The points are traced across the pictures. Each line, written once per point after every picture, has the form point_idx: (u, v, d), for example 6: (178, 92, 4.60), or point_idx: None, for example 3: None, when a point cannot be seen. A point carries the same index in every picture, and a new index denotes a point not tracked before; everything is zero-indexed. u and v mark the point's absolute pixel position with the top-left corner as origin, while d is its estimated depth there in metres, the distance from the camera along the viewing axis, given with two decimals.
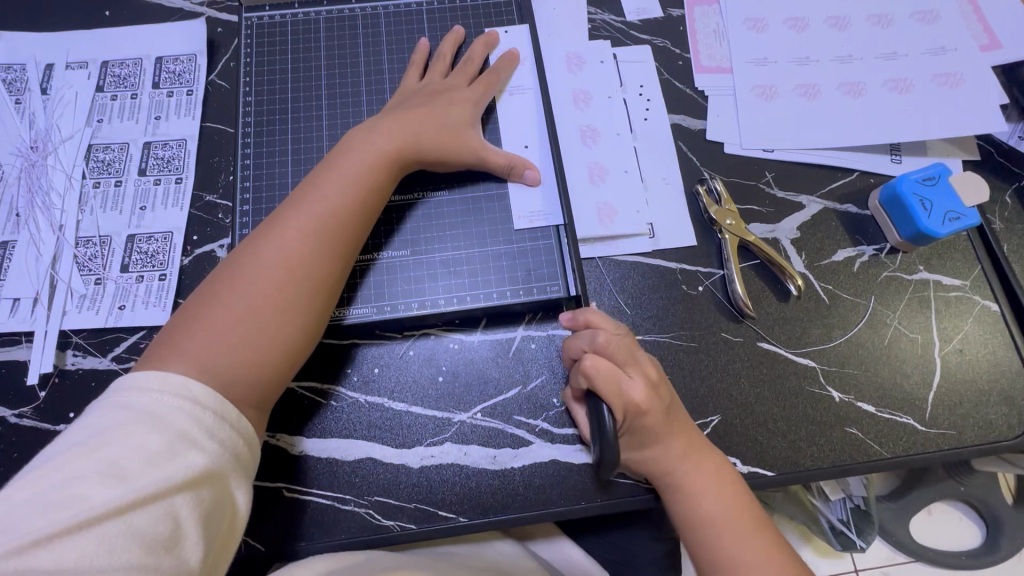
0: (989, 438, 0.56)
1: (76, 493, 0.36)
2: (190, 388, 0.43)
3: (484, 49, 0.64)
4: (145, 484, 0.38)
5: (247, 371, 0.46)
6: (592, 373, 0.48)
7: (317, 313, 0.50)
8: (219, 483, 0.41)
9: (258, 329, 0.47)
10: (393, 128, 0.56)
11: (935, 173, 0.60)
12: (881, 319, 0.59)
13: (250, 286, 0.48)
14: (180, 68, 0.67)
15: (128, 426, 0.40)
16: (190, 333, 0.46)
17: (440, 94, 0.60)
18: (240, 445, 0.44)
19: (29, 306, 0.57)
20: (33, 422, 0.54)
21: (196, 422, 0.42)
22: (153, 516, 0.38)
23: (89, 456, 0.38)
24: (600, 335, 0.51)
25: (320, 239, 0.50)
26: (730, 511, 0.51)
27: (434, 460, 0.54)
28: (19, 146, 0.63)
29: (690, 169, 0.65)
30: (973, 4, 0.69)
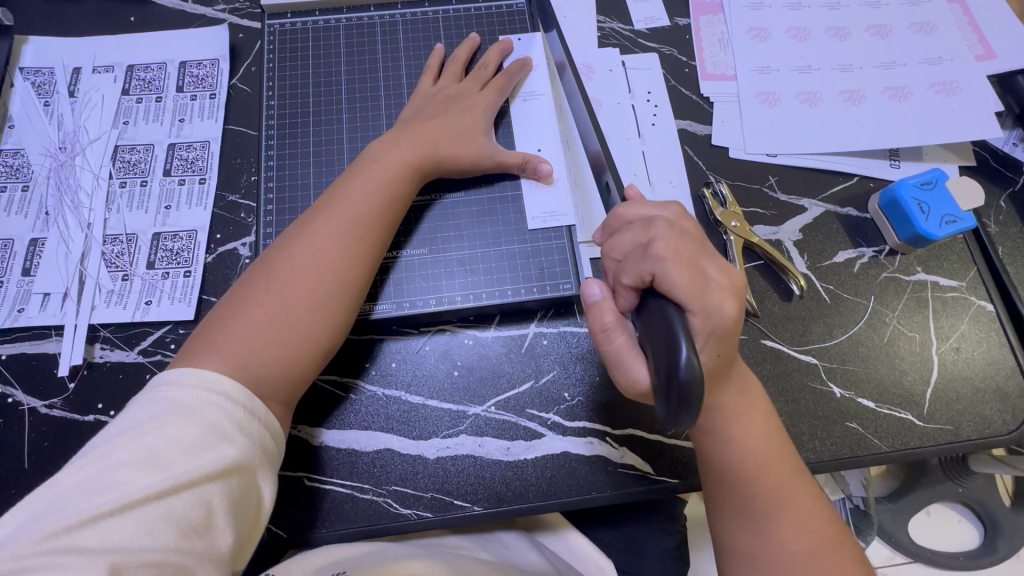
0: (984, 433, 0.58)
1: (117, 479, 0.39)
2: (223, 384, 0.45)
3: (498, 55, 0.66)
4: (182, 472, 0.40)
5: (277, 370, 0.48)
6: (669, 271, 0.43)
7: (345, 315, 0.52)
8: (248, 474, 0.43)
9: (288, 329, 0.49)
10: (414, 136, 0.58)
11: (931, 179, 0.62)
12: (880, 318, 0.62)
13: (282, 288, 0.50)
14: (203, 72, 0.69)
15: (166, 418, 0.42)
16: (224, 331, 0.48)
17: (455, 99, 0.63)
18: (268, 439, 0.46)
19: (59, 301, 0.60)
20: (63, 412, 0.56)
21: (227, 416, 0.43)
22: (187, 503, 0.40)
23: (130, 445, 0.40)
24: (658, 225, 0.46)
25: (348, 245, 0.53)
26: (777, 460, 0.49)
27: (450, 451, 0.56)
28: (48, 147, 0.66)
29: (697, 173, 0.67)
30: (969, 16, 0.72)
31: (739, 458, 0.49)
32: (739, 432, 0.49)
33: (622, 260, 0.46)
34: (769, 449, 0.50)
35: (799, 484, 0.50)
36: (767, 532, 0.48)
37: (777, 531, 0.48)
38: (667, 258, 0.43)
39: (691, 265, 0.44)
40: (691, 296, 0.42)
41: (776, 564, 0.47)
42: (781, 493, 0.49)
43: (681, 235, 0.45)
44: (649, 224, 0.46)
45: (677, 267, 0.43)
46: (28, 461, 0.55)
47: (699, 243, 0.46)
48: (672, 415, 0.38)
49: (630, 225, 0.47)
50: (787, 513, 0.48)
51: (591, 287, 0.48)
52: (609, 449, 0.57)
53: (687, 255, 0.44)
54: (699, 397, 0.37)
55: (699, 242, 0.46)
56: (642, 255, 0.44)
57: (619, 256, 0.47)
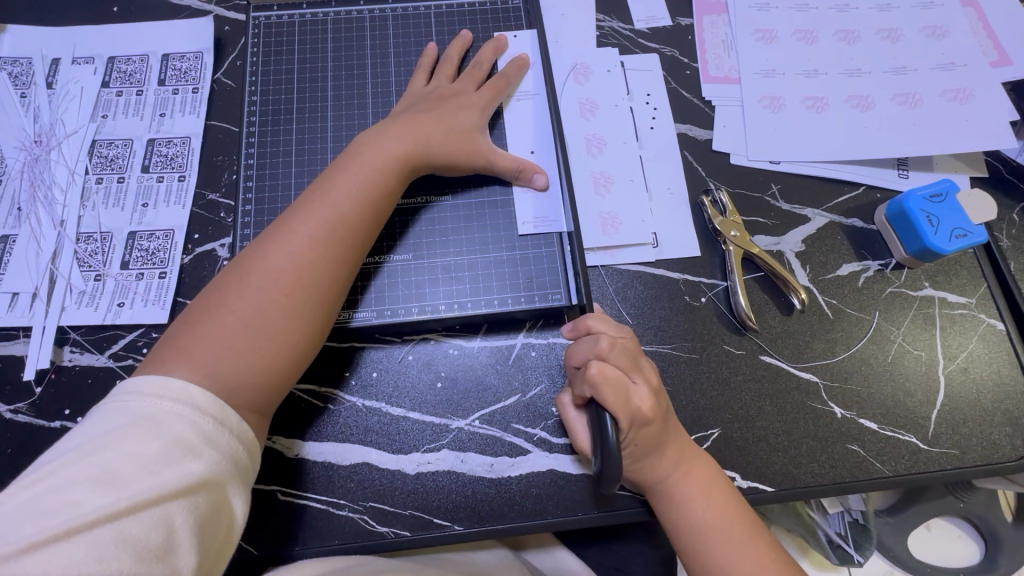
0: (992, 458, 0.56)
1: (67, 499, 0.36)
2: (192, 395, 0.42)
3: (493, 55, 0.64)
4: (141, 490, 0.37)
5: (251, 378, 0.46)
6: (596, 381, 0.47)
7: (323, 319, 0.50)
8: (215, 490, 0.41)
9: (264, 335, 0.47)
10: (402, 131, 0.56)
11: (942, 190, 0.59)
12: (885, 335, 0.59)
13: (257, 291, 0.47)
14: (186, 66, 0.67)
15: (126, 431, 0.39)
16: (195, 337, 0.46)
17: (449, 99, 0.60)
18: (240, 451, 0.43)
19: (28, 301, 0.57)
20: (28, 418, 0.54)
21: (194, 429, 0.41)
22: (146, 523, 0.37)
23: (84, 461, 0.37)
24: (601, 342, 0.50)
25: (329, 245, 0.50)
26: (727, 514, 0.50)
27: (430, 467, 0.54)
28: (23, 140, 0.63)
29: (696, 179, 0.64)
30: (983, 21, 0.69)
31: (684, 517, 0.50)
32: (681, 491, 0.50)
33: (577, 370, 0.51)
34: (716, 505, 0.50)
35: (754, 535, 0.50)
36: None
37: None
38: (596, 379, 0.47)
39: (620, 379, 0.48)
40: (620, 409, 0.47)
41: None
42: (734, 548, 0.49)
43: (617, 353, 0.50)
44: (594, 341, 0.51)
45: (606, 384, 0.47)
46: None
47: (635, 358, 0.51)
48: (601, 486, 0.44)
49: (582, 341, 0.52)
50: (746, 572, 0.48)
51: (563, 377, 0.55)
52: None
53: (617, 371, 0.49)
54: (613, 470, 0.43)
55: (634, 357, 0.51)
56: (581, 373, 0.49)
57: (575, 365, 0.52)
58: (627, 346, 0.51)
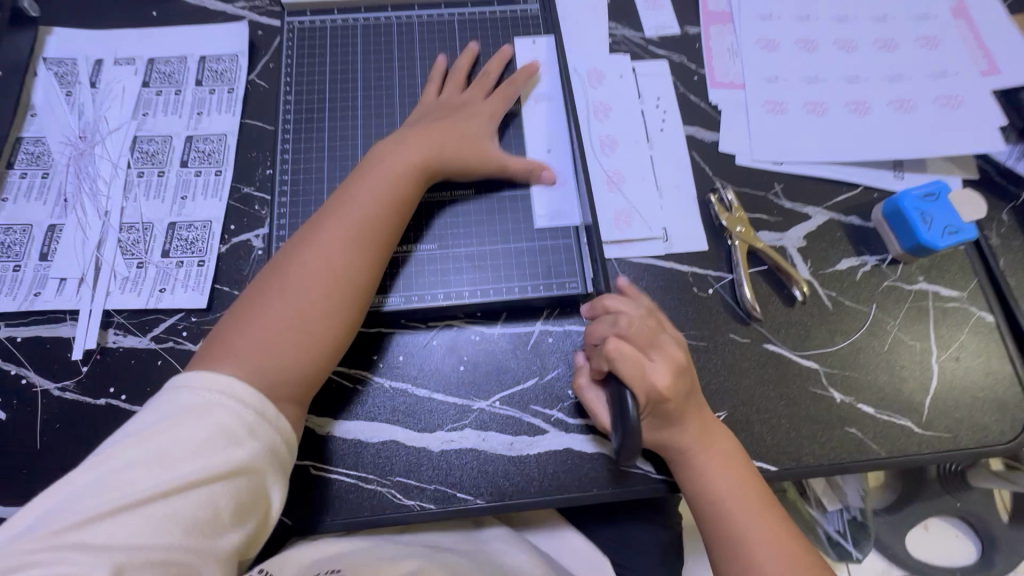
0: (982, 442, 0.59)
1: (126, 478, 0.40)
2: (239, 389, 0.45)
3: (499, 64, 0.68)
4: (189, 473, 0.41)
5: (294, 372, 0.49)
6: (614, 357, 0.52)
7: (357, 313, 0.53)
8: (255, 475, 0.44)
9: (303, 332, 0.50)
10: (419, 139, 0.60)
11: (935, 190, 0.63)
12: (882, 325, 0.63)
13: (293, 292, 0.51)
14: (223, 67, 0.71)
15: (176, 419, 0.43)
16: (240, 337, 0.49)
17: (460, 106, 0.64)
18: (278, 441, 0.46)
19: (74, 286, 0.61)
20: (76, 395, 0.57)
21: (237, 418, 0.44)
22: (193, 503, 0.41)
23: (140, 445, 0.42)
24: (620, 320, 0.54)
25: (358, 244, 0.54)
26: (742, 486, 0.54)
27: (454, 444, 0.57)
28: (68, 136, 0.67)
29: (704, 178, 0.68)
30: (975, 32, 0.73)
31: (705, 486, 0.54)
32: (706, 463, 0.54)
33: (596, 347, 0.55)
34: (733, 477, 0.54)
35: (767, 506, 0.54)
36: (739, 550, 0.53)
37: (748, 550, 0.53)
38: (619, 352, 0.52)
39: (642, 354, 0.53)
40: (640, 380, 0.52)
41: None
42: (748, 516, 0.53)
43: (637, 330, 0.54)
44: (614, 322, 0.55)
45: (629, 356, 0.52)
46: (40, 441, 0.56)
47: (654, 333, 0.55)
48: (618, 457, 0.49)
49: (602, 320, 0.56)
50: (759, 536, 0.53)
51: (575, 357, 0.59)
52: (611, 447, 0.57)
53: (640, 346, 0.53)
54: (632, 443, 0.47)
55: (654, 331, 0.55)
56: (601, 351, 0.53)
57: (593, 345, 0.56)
58: (648, 322, 0.55)
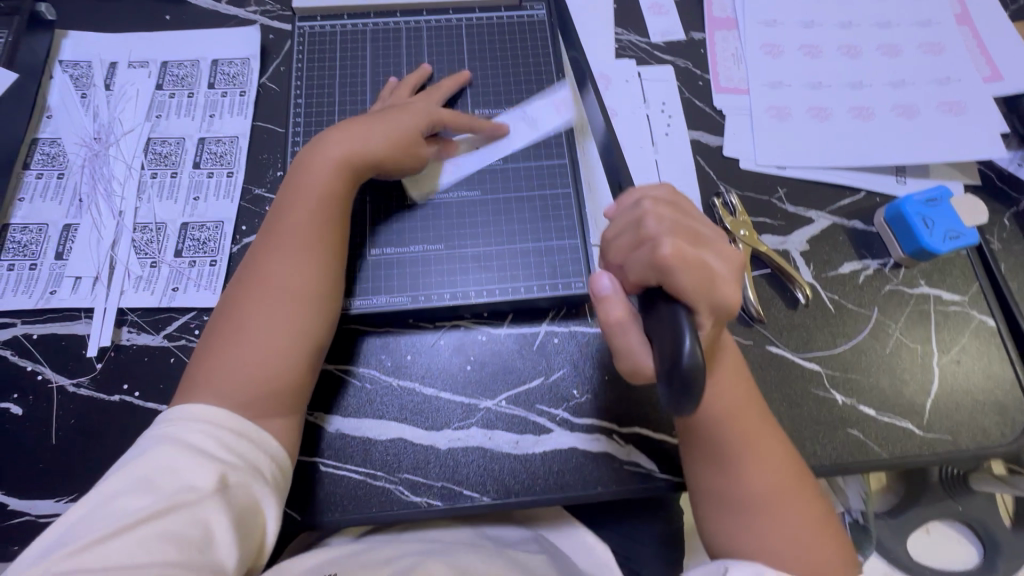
0: (983, 445, 0.60)
1: (117, 505, 0.42)
2: (207, 411, 0.48)
3: (455, 84, 0.67)
4: (176, 493, 0.43)
5: (259, 387, 0.50)
6: (670, 264, 0.41)
7: (315, 319, 0.54)
8: (241, 488, 0.46)
9: (259, 349, 0.51)
10: (341, 138, 0.58)
11: (937, 195, 0.64)
12: (883, 328, 0.63)
13: (245, 318, 0.52)
14: (234, 70, 0.72)
15: (158, 448, 0.45)
16: (203, 367, 0.51)
17: (397, 108, 0.63)
18: (259, 456, 0.48)
19: (89, 285, 0.62)
20: (90, 392, 0.58)
21: (214, 439, 0.46)
22: (183, 520, 0.42)
23: (127, 475, 0.44)
24: (648, 219, 0.44)
25: (303, 253, 0.54)
26: (748, 408, 0.52)
27: (460, 442, 0.58)
28: (83, 137, 0.68)
29: (708, 182, 0.69)
30: (977, 39, 0.74)
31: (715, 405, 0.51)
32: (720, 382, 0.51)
33: (625, 264, 0.44)
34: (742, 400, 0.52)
35: (772, 429, 0.52)
36: (741, 470, 0.51)
37: (748, 469, 0.51)
38: (676, 262, 0.41)
39: (701, 268, 0.41)
40: (698, 303, 0.41)
41: (745, 501, 0.50)
42: (754, 436, 0.51)
43: (671, 228, 0.43)
44: (642, 222, 0.44)
45: (687, 274, 0.41)
46: (56, 436, 0.57)
47: (694, 233, 0.44)
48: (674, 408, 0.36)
49: (620, 225, 0.45)
50: (757, 467, 0.51)
51: (601, 280, 0.46)
52: (615, 446, 0.58)
53: (694, 258, 0.42)
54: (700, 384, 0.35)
55: (693, 231, 0.44)
56: (648, 262, 0.42)
57: (618, 261, 0.45)
58: (676, 208, 0.45)
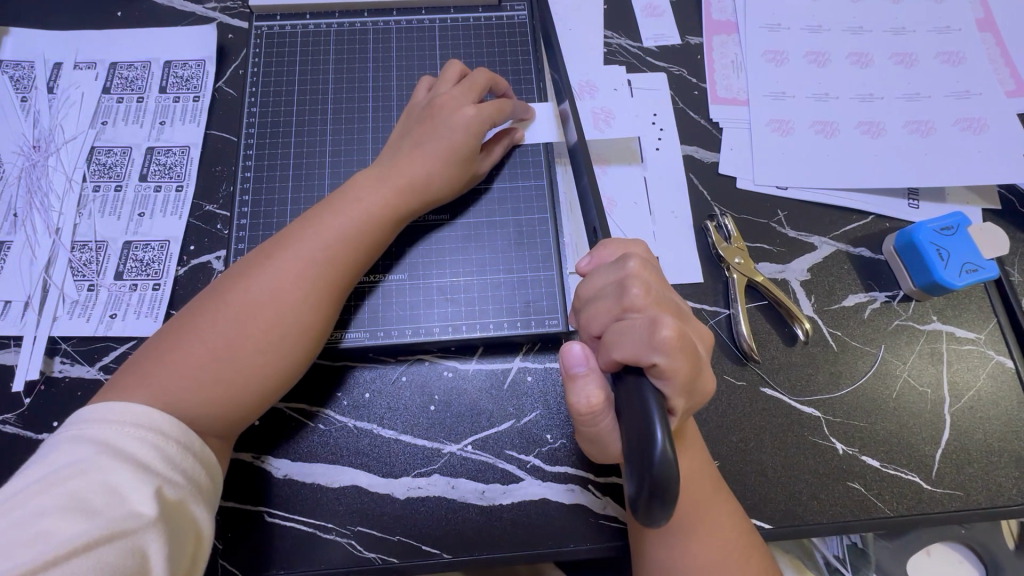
0: (996, 502, 0.54)
1: (37, 530, 0.34)
2: (155, 419, 0.41)
3: (494, 80, 0.59)
4: (115, 518, 0.36)
5: (214, 411, 0.45)
6: (671, 348, 0.36)
7: (301, 357, 0.49)
8: (183, 513, 0.39)
9: (232, 367, 0.46)
10: (396, 171, 0.53)
11: (953, 223, 0.58)
12: (890, 369, 0.58)
13: (231, 324, 0.46)
14: (188, 73, 0.66)
15: (93, 458, 0.37)
16: (167, 362, 0.44)
17: (445, 111, 0.55)
18: (201, 473, 0.42)
19: (19, 310, 0.56)
20: (16, 429, 0.53)
21: (160, 454, 0.40)
22: (120, 551, 0.35)
23: (52, 491, 0.36)
24: (633, 289, 0.40)
25: (315, 283, 0.49)
26: (701, 480, 0.46)
27: (421, 492, 0.53)
28: (21, 145, 0.63)
29: (700, 204, 0.63)
30: (1000, 49, 0.68)
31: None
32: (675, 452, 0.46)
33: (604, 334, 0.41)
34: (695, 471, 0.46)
35: (719, 499, 0.47)
36: (680, 548, 0.45)
37: (688, 547, 0.45)
38: (671, 344, 0.36)
39: (691, 350, 0.38)
40: (676, 396, 0.37)
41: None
42: (697, 507, 0.46)
43: (657, 299, 0.40)
44: (624, 289, 0.40)
45: (679, 359, 0.36)
46: None
47: (675, 307, 0.41)
48: (642, 513, 0.33)
49: (600, 289, 0.43)
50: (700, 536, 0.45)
51: (574, 354, 0.41)
52: (591, 498, 0.53)
53: (687, 338, 0.38)
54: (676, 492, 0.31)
55: (676, 305, 0.42)
56: (634, 337, 0.37)
57: (597, 329, 0.42)
58: (659, 280, 0.43)
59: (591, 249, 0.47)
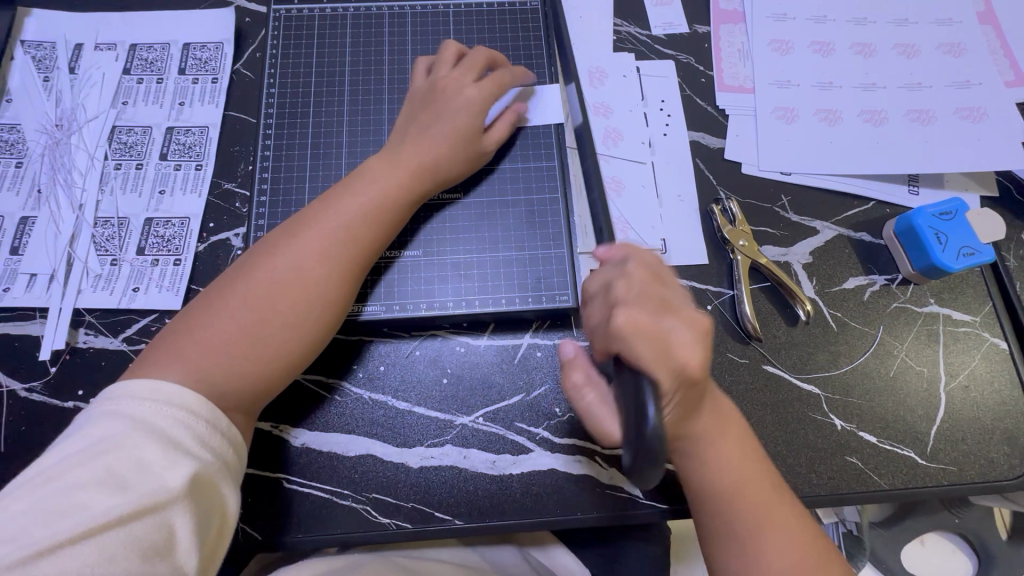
0: (988, 477, 0.56)
1: (74, 502, 0.36)
2: (186, 397, 0.43)
3: (490, 57, 0.61)
4: (147, 493, 0.37)
5: (241, 385, 0.46)
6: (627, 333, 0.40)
7: (323, 333, 0.50)
8: (211, 489, 0.41)
9: (258, 344, 0.47)
10: (411, 150, 0.55)
11: (952, 208, 0.60)
12: (888, 349, 0.59)
13: (255, 302, 0.48)
14: (207, 55, 0.68)
15: (126, 434, 0.39)
16: (194, 340, 0.46)
17: (447, 93, 0.58)
18: (228, 451, 0.44)
19: (45, 283, 0.58)
20: (43, 397, 0.55)
21: (189, 432, 0.41)
22: (151, 525, 0.37)
23: (87, 464, 0.37)
24: (615, 287, 0.43)
25: (336, 260, 0.50)
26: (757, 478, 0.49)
27: (434, 461, 0.54)
28: (45, 123, 0.64)
29: (706, 188, 0.65)
30: (1001, 40, 0.69)
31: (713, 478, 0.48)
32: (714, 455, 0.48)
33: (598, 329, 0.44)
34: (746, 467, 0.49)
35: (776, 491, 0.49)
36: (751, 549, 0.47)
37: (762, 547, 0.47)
38: (624, 324, 0.40)
39: (657, 333, 0.40)
40: (658, 372, 0.38)
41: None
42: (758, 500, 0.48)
43: (636, 291, 0.43)
44: (609, 288, 0.44)
45: (638, 343, 0.39)
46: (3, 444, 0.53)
47: (663, 299, 0.43)
48: (637, 474, 0.34)
49: (598, 290, 0.46)
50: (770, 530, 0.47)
51: (567, 344, 0.48)
52: (598, 469, 0.55)
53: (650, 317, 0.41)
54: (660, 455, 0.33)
55: (663, 297, 0.43)
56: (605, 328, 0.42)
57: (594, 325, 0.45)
58: (656, 277, 0.45)
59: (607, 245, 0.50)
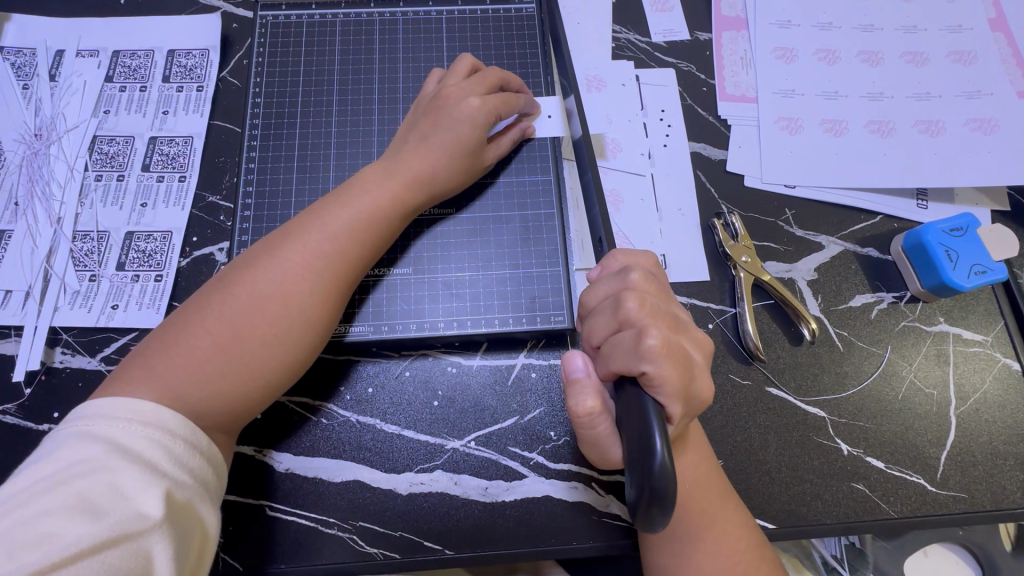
0: (1000, 504, 0.54)
1: (45, 530, 0.33)
2: (161, 416, 0.40)
3: (506, 79, 0.58)
4: (121, 519, 0.35)
5: (219, 405, 0.44)
6: (657, 355, 0.37)
7: (307, 350, 0.48)
8: (190, 513, 0.38)
9: (237, 362, 0.45)
10: (403, 162, 0.53)
11: (964, 224, 0.58)
12: (896, 370, 0.57)
13: (236, 317, 0.46)
14: (192, 63, 0.66)
15: (99, 456, 0.37)
16: (170, 356, 0.44)
17: (451, 102, 0.54)
18: (207, 471, 0.41)
19: (20, 299, 0.56)
20: (16, 420, 0.53)
21: (166, 453, 0.39)
22: (127, 554, 0.34)
23: (58, 490, 0.35)
24: (628, 302, 0.40)
25: (322, 275, 0.48)
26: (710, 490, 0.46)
27: (423, 487, 0.52)
28: (23, 133, 0.62)
29: (708, 201, 0.62)
30: (1012, 47, 0.67)
31: None
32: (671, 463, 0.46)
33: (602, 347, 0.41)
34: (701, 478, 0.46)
35: (730, 507, 0.47)
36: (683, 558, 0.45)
37: (692, 558, 0.45)
38: (657, 352, 0.37)
39: (681, 357, 0.39)
40: (677, 399, 0.37)
41: None
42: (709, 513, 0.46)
43: (652, 311, 0.40)
44: (619, 304, 0.41)
45: (667, 366, 0.37)
46: None
47: (674, 318, 0.42)
48: (642, 516, 0.33)
49: (600, 302, 0.43)
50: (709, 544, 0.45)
51: (574, 361, 0.43)
52: (594, 496, 0.53)
53: (676, 345, 0.39)
54: (673, 499, 0.32)
55: (672, 316, 0.42)
56: (624, 347, 0.39)
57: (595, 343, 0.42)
58: (660, 292, 0.43)
59: (599, 259, 0.48)
